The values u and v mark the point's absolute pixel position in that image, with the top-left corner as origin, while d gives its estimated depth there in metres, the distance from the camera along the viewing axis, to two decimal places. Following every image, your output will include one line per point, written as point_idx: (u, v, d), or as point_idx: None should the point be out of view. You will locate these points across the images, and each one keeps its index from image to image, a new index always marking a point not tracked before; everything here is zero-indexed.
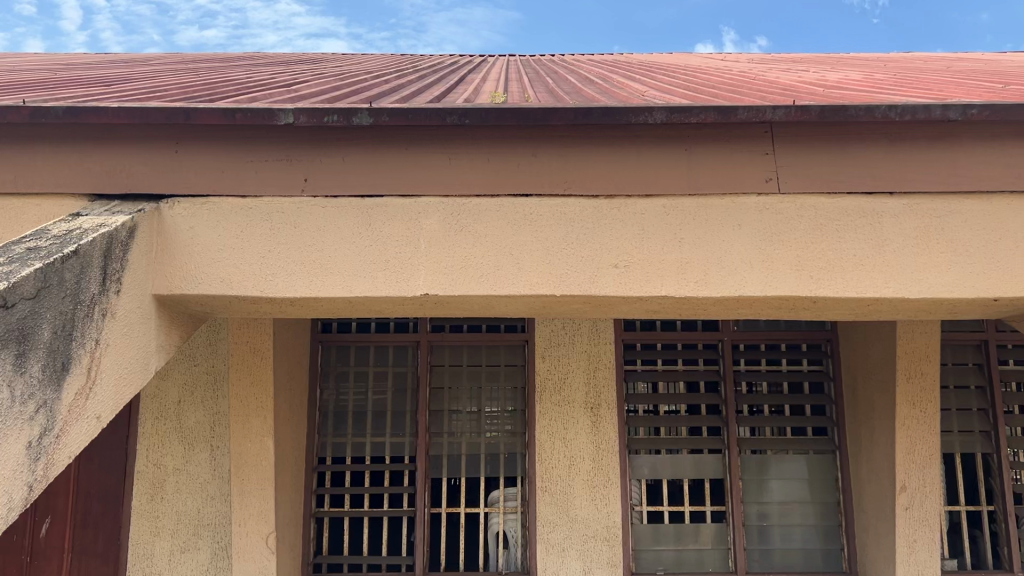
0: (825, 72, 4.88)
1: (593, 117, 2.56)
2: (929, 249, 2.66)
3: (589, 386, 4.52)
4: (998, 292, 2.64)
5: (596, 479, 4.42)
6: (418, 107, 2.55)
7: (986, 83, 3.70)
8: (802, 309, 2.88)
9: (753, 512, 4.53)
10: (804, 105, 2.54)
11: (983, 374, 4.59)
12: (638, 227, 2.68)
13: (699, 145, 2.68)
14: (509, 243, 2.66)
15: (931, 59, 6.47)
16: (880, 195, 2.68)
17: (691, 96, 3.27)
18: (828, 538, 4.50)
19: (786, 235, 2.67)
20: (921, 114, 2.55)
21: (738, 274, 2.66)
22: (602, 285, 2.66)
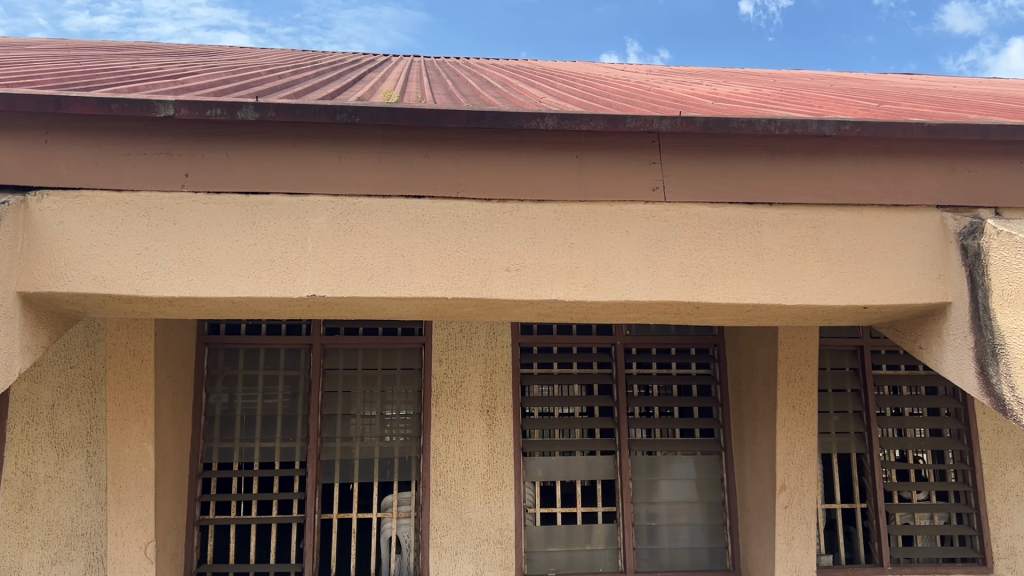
0: (716, 85, 5.05)
1: (485, 121, 2.56)
2: (804, 258, 2.78)
3: (485, 390, 4.54)
4: (867, 300, 2.78)
5: (490, 482, 4.44)
6: (307, 104, 2.49)
7: (862, 101, 3.89)
8: (687, 314, 2.96)
9: (642, 512, 4.64)
10: (690, 116, 2.61)
11: (859, 378, 4.83)
12: (529, 232, 2.69)
13: (590, 151, 2.72)
14: (400, 245, 2.64)
15: (818, 77, 6.78)
16: (759, 205, 2.78)
17: (587, 103, 3.33)
18: (713, 537, 4.65)
19: (672, 243, 2.74)
20: (799, 128, 2.66)
21: (626, 279, 2.72)
22: (493, 289, 2.66)
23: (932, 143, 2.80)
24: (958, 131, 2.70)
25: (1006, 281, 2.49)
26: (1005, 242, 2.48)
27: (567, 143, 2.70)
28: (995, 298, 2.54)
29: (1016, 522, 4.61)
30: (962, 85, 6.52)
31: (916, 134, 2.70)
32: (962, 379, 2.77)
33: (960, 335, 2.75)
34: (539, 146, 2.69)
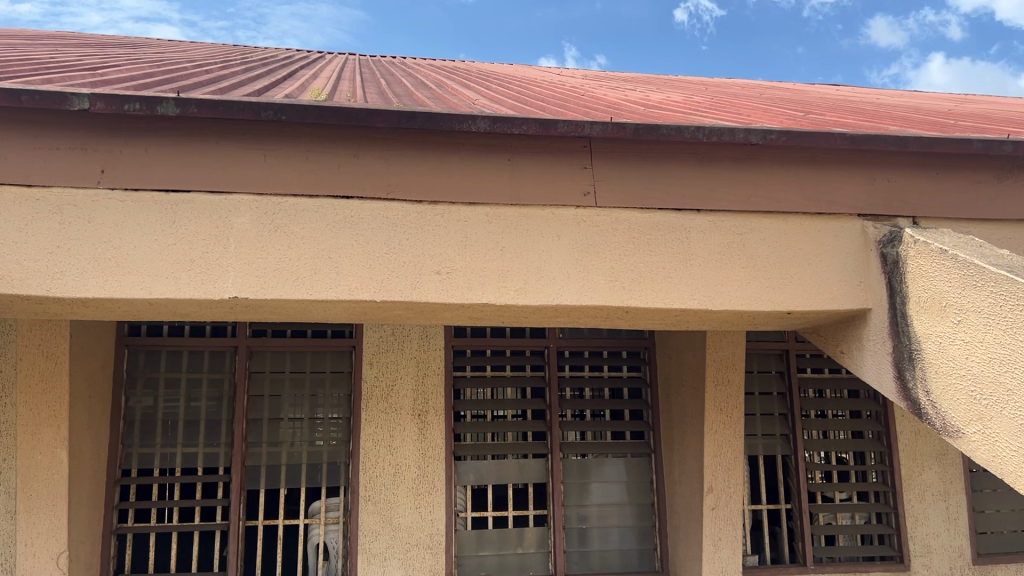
0: (650, 91, 5.10)
1: (416, 121, 2.53)
2: (731, 263, 2.82)
3: (416, 393, 4.49)
4: (791, 305, 2.83)
5: (421, 487, 4.40)
6: (230, 100, 2.42)
7: (789, 111, 3.98)
8: (617, 318, 2.97)
9: (573, 515, 4.64)
10: (621, 121, 2.62)
11: (784, 381, 4.94)
12: (460, 235, 2.67)
13: (522, 155, 2.71)
14: (327, 246, 2.58)
15: (748, 87, 6.93)
16: (688, 211, 2.82)
17: (520, 107, 3.32)
18: (643, 539, 4.68)
19: (602, 247, 2.75)
20: (727, 136, 2.69)
21: (557, 283, 2.71)
22: (423, 292, 2.62)
23: (854, 153, 2.87)
24: (879, 142, 2.78)
25: (922, 288, 2.56)
26: (921, 251, 2.56)
27: (499, 146, 2.68)
28: (912, 305, 2.62)
29: (932, 521, 4.77)
30: (885, 97, 6.74)
31: (839, 144, 2.77)
32: (881, 383, 2.84)
33: (879, 340, 2.82)
34: (471, 149, 2.67)
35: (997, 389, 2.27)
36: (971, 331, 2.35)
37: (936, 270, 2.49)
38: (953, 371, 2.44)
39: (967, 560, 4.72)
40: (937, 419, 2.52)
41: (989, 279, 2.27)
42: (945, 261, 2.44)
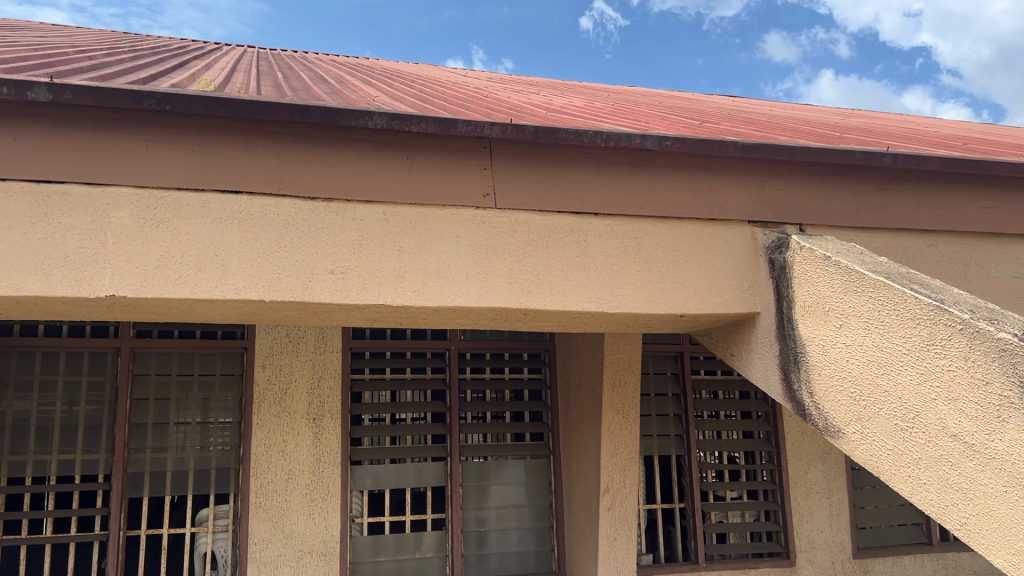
0: (553, 95, 5.14)
1: (309, 116, 2.45)
2: (627, 267, 2.85)
3: (312, 397, 4.39)
4: (683, 309, 2.89)
5: (315, 493, 4.29)
6: (108, 87, 2.29)
7: (686, 119, 4.07)
8: (516, 321, 2.96)
9: (471, 518, 4.61)
10: (520, 123, 2.61)
11: (679, 382, 5.06)
12: (356, 234, 2.60)
13: (420, 153, 2.66)
14: (214, 242, 2.47)
15: (649, 94, 7.09)
16: (585, 215, 2.83)
17: (421, 105, 3.28)
18: (541, 541, 4.70)
19: (500, 249, 2.73)
20: (624, 141, 2.73)
21: (455, 285, 2.68)
22: (315, 292, 2.54)
23: (746, 161, 2.94)
24: (768, 152, 2.87)
25: (807, 293, 2.65)
26: (807, 257, 2.65)
27: (397, 144, 2.63)
28: (798, 309, 2.71)
29: (816, 517, 4.97)
30: (778, 110, 7.01)
31: (732, 152, 2.84)
32: (767, 384, 2.93)
33: (767, 343, 2.91)
34: (368, 145, 2.61)
35: (874, 390, 2.36)
36: (852, 335, 2.44)
37: (821, 276, 2.58)
38: (834, 373, 2.52)
39: (848, 554, 4.93)
40: (820, 420, 2.61)
41: (868, 284, 2.36)
42: (829, 267, 2.53)
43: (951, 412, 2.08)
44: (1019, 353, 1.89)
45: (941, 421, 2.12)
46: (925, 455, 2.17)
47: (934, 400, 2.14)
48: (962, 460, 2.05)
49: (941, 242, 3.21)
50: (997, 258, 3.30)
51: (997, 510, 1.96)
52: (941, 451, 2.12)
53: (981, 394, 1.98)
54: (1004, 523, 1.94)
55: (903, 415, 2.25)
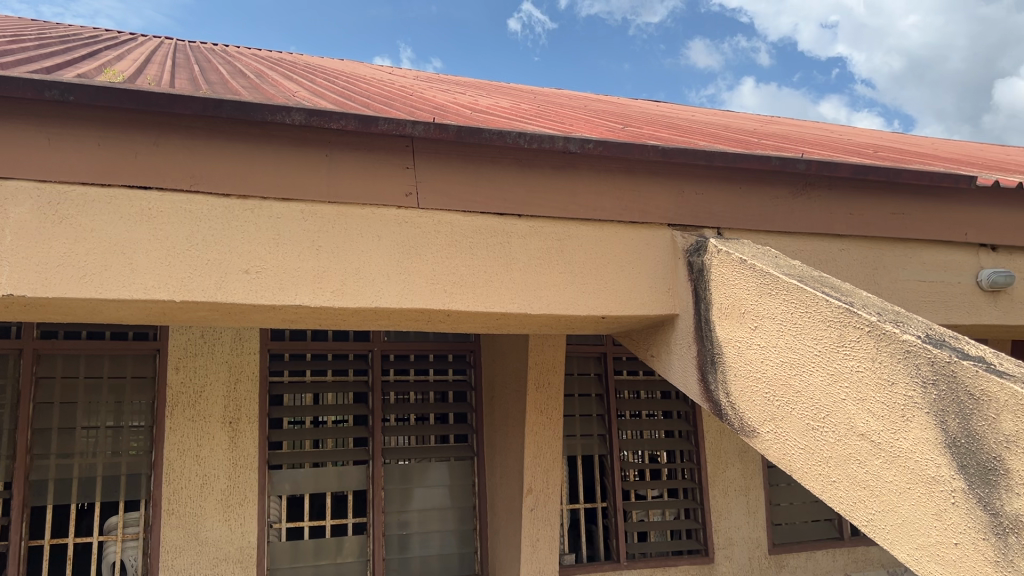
0: (478, 96, 5.13)
1: (224, 111, 2.38)
2: (549, 268, 2.85)
3: (228, 400, 4.27)
4: (604, 310, 2.91)
5: (231, 498, 4.18)
6: (7, 75, 2.17)
7: (609, 122, 4.12)
8: (438, 322, 2.93)
9: (393, 522, 4.55)
10: (442, 122, 2.59)
11: (602, 383, 5.11)
12: (273, 232, 2.53)
13: (340, 151, 2.61)
14: (121, 240, 2.38)
15: (575, 97, 7.15)
16: (508, 216, 2.82)
17: (342, 102, 3.22)
18: (464, 543, 4.67)
19: (422, 250, 2.70)
20: (547, 143, 2.73)
21: (375, 286, 2.63)
22: (229, 292, 2.47)
23: (667, 166, 2.99)
24: (687, 156, 2.91)
25: (724, 296, 2.70)
26: (724, 260, 2.70)
27: (316, 141, 2.57)
28: (715, 311, 2.76)
29: (734, 514, 5.08)
30: (700, 116, 7.15)
31: (652, 156, 2.87)
32: (685, 385, 2.97)
33: (685, 344, 2.96)
34: (286, 141, 2.54)
35: (787, 391, 2.42)
36: (766, 336, 2.50)
37: (737, 279, 2.63)
38: (749, 374, 2.58)
39: (763, 551, 5.06)
40: (736, 420, 2.66)
41: (781, 287, 2.42)
42: (744, 269, 2.59)
43: (859, 412, 2.14)
44: (922, 354, 1.95)
45: (849, 420, 2.18)
46: (834, 454, 2.23)
47: (843, 400, 2.20)
48: (869, 458, 2.11)
49: (852, 246, 3.32)
50: (904, 262, 3.42)
51: (901, 506, 2.01)
52: (849, 449, 2.18)
53: (887, 394, 2.05)
54: (906, 518, 2.00)
55: (814, 415, 2.31)
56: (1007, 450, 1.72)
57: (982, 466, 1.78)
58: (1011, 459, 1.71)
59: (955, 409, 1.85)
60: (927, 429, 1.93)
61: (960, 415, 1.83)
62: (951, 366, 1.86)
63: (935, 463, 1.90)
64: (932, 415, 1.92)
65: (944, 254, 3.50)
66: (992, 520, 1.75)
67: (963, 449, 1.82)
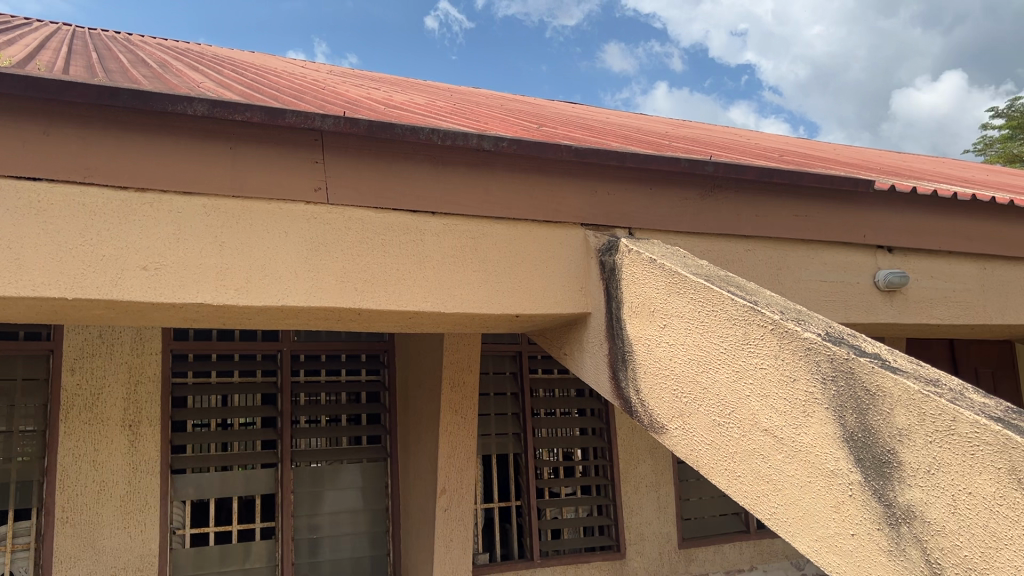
0: (393, 92, 5.07)
1: (121, 99, 2.28)
2: (463, 267, 2.83)
3: (128, 403, 4.11)
4: (517, 309, 2.90)
5: (131, 504, 4.03)
6: None
7: (524, 121, 4.13)
8: (349, 321, 2.87)
9: (303, 525, 4.44)
10: (353, 117, 2.55)
11: (517, 382, 5.11)
12: (173, 227, 2.43)
13: (246, 143, 2.53)
14: (7, 233, 2.24)
15: (492, 96, 7.15)
16: (421, 214, 2.78)
17: (249, 95, 3.13)
18: (376, 545, 4.61)
19: (332, 247, 2.63)
20: (460, 141, 2.71)
21: (282, 283, 2.55)
22: (126, 289, 2.36)
23: (579, 166, 3.01)
24: (599, 155, 2.94)
25: (636, 294, 2.74)
26: (635, 260, 2.73)
27: (221, 134, 2.49)
28: (626, 310, 2.79)
29: (644, 510, 5.16)
30: (615, 119, 7.25)
31: (565, 156, 2.89)
32: (597, 383, 2.99)
33: (597, 343, 2.98)
34: (188, 132, 2.45)
35: (694, 388, 2.46)
36: (674, 334, 2.54)
37: (647, 278, 2.68)
38: (659, 371, 2.61)
39: (673, 545, 5.16)
40: (645, 416, 2.69)
41: (689, 286, 2.47)
42: (654, 269, 2.63)
43: (762, 408, 2.20)
44: (822, 351, 2.01)
45: (753, 416, 2.23)
46: (738, 449, 2.28)
47: (747, 396, 2.25)
48: (771, 452, 2.16)
49: (757, 247, 3.41)
50: (807, 262, 3.53)
51: (801, 499, 2.07)
52: (753, 444, 2.23)
53: (788, 390, 2.11)
54: (806, 511, 2.05)
55: (720, 411, 2.35)
56: (900, 443, 1.79)
57: (877, 459, 1.84)
58: (904, 452, 1.78)
59: (852, 405, 1.91)
60: (826, 424, 1.99)
61: (857, 410, 1.90)
62: (849, 363, 1.93)
63: (833, 457, 1.96)
64: (831, 411, 1.98)
65: (844, 255, 3.63)
66: (886, 511, 1.81)
67: (860, 443, 1.88)
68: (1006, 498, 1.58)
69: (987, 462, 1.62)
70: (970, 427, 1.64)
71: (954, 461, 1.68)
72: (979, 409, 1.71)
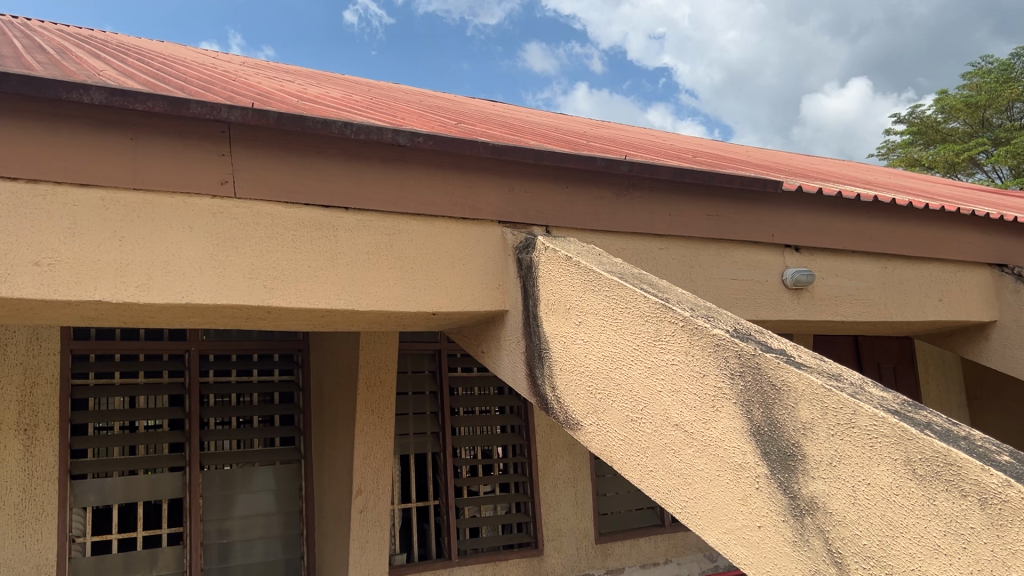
0: (307, 85, 4.96)
1: (10, 85, 2.16)
2: (377, 264, 2.78)
3: (23, 406, 3.90)
4: (433, 307, 2.86)
5: (26, 512, 3.83)
6: None
7: (442, 117, 4.10)
8: (259, 319, 2.79)
9: (212, 530, 4.31)
10: (262, 109, 2.48)
11: (435, 380, 5.08)
12: (68, 221, 2.31)
13: (148, 134, 2.43)
14: None
15: (411, 92, 7.09)
16: (335, 209, 2.73)
17: (154, 84, 3.01)
18: (289, 549, 4.51)
19: (240, 243, 2.55)
20: (374, 135, 2.68)
21: (187, 280, 2.46)
22: (16, 286, 2.23)
23: (495, 163, 3.00)
24: (515, 153, 2.94)
25: (552, 292, 2.74)
26: (552, 257, 2.74)
27: (121, 124, 2.39)
28: (542, 307, 2.80)
29: (562, 506, 5.19)
30: (534, 117, 7.26)
31: (481, 152, 2.88)
32: (514, 381, 2.99)
33: (514, 340, 2.98)
34: (83, 122, 2.35)
35: (608, 384, 2.48)
36: (590, 331, 2.56)
37: (563, 276, 2.68)
38: (573, 368, 2.62)
39: (591, 540, 5.20)
40: (561, 413, 2.70)
41: (604, 284, 2.49)
42: (570, 267, 2.64)
43: (673, 403, 2.22)
44: (729, 347, 2.05)
45: (665, 411, 2.26)
46: (651, 444, 2.30)
47: (659, 392, 2.28)
48: (682, 447, 2.19)
49: (671, 245, 3.46)
50: (719, 261, 3.61)
51: (710, 492, 2.10)
52: (664, 439, 2.26)
53: (698, 385, 2.14)
54: (715, 504, 2.08)
55: (633, 407, 2.37)
56: (804, 436, 1.83)
57: (782, 453, 1.88)
58: (808, 445, 1.82)
59: (759, 399, 1.95)
60: (734, 418, 2.02)
61: (763, 404, 1.94)
62: (755, 359, 1.97)
63: (741, 451, 2.00)
64: (738, 406, 2.01)
65: (754, 254, 3.72)
66: (791, 503, 1.86)
67: (766, 436, 1.92)
68: (902, 489, 1.64)
69: (885, 453, 1.67)
70: (869, 420, 1.70)
71: (854, 453, 1.73)
72: (878, 402, 1.77)
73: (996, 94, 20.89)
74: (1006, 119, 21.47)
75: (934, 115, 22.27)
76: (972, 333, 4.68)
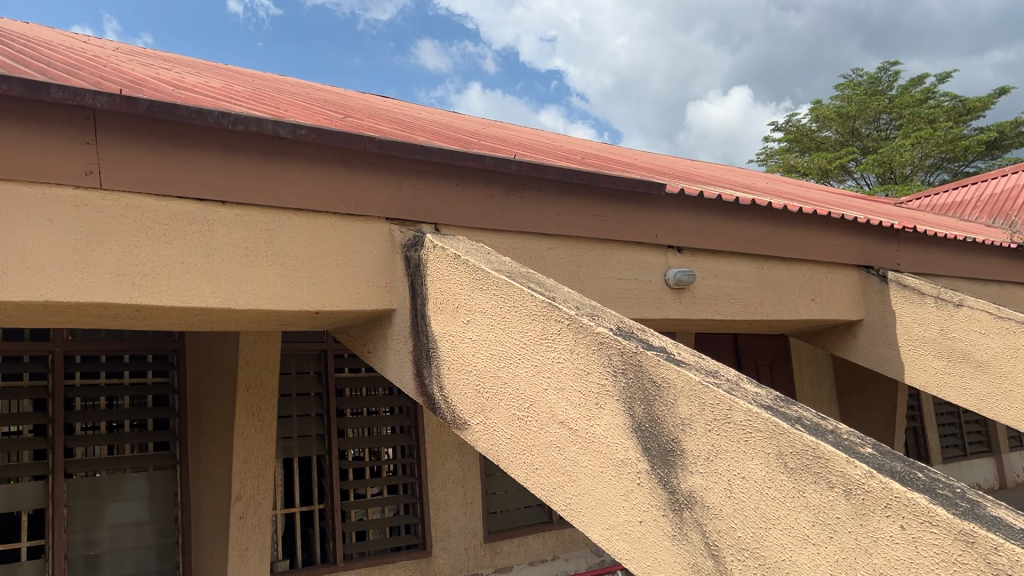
0: (186, 74, 4.76)
1: None
2: (256, 260, 2.67)
3: None
4: (315, 306, 2.78)
5: None
6: None
7: (328, 111, 4.01)
8: (128, 318, 2.64)
9: (77, 542, 4.06)
10: (131, 96, 2.36)
11: (321, 381, 4.96)
12: None
13: (3, 120, 2.26)
14: None
15: (297, 85, 6.91)
16: (211, 203, 2.60)
17: (11, 66, 2.80)
18: (162, 559, 4.30)
19: (106, 237, 2.40)
20: (253, 126, 2.59)
21: (48, 276, 2.30)
22: None
23: (381, 158, 2.95)
24: (401, 148, 2.90)
25: (439, 290, 2.71)
26: (439, 256, 2.71)
27: None
28: (429, 306, 2.76)
29: (451, 507, 5.15)
30: (426, 114, 7.20)
31: (366, 147, 2.83)
32: (401, 381, 2.93)
33: (401, 339, 2.93)
34: None
35: (495, 382, 2.46)
36: (477, 330, 2.54)
37: (451, 274, 2.66)
38: (461, 367, 2.60)
39: (479, 539, 5.18)
40: (448, 412, 2.66)
41: (491, 283, 2.48)
42: (458, 265, 2.62)
43: (559, 401, 2.23)
44: (612, 345, 2.08)
45: (550, 409, 2.26)
46: (537, 442, 2.30)
47: (545, 390, 2.28)
48: (567, 444, 2.19)
49: (559, 245, 3.48)
50: (605, 261, 3.66)
51: (594, 489, 2.11)
52: (549, 438, 2.26)
53: (582, 383, 2.15)
54: (599, 501, 2.10)
55: (520, 405, 2.37)
56: (683, 432, 1.87)
57: (663, 448, 1.91)
58: (686, 440, 1.86)
59: (640, 396, 1.98)
60: (617, 415, 2.04)
61: (645, 401, 1.97)
62: (638, 356, 2.00)
63: (623, 447, 2.02)
64: (621, 402, 2.04)
65: (639, 254, 3.80)
66: (670, 498, 1.89)
67: (648, 432, 1.95)
68: (774, 481, 1.69)
69: (758, 447, 1.72)
70: (744, 415, 1.75)
71: (729, 447, 1.78)
72: (752, 398, 1.82)
73: (864, 106, 22.33)
74: (873, 129, 22.86)
75: (809, 124, 23.46)
76: (842, 331, 4.92)
